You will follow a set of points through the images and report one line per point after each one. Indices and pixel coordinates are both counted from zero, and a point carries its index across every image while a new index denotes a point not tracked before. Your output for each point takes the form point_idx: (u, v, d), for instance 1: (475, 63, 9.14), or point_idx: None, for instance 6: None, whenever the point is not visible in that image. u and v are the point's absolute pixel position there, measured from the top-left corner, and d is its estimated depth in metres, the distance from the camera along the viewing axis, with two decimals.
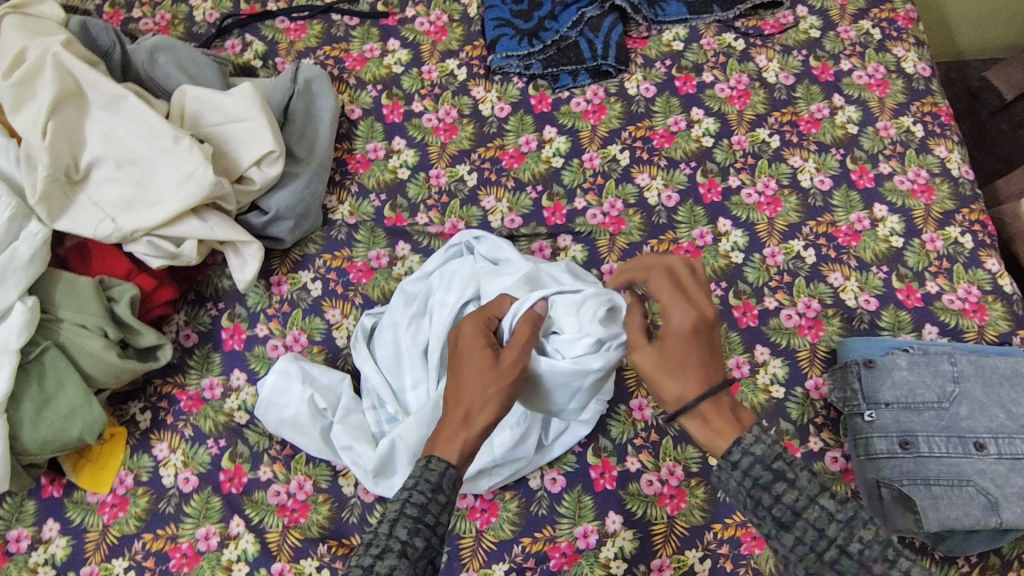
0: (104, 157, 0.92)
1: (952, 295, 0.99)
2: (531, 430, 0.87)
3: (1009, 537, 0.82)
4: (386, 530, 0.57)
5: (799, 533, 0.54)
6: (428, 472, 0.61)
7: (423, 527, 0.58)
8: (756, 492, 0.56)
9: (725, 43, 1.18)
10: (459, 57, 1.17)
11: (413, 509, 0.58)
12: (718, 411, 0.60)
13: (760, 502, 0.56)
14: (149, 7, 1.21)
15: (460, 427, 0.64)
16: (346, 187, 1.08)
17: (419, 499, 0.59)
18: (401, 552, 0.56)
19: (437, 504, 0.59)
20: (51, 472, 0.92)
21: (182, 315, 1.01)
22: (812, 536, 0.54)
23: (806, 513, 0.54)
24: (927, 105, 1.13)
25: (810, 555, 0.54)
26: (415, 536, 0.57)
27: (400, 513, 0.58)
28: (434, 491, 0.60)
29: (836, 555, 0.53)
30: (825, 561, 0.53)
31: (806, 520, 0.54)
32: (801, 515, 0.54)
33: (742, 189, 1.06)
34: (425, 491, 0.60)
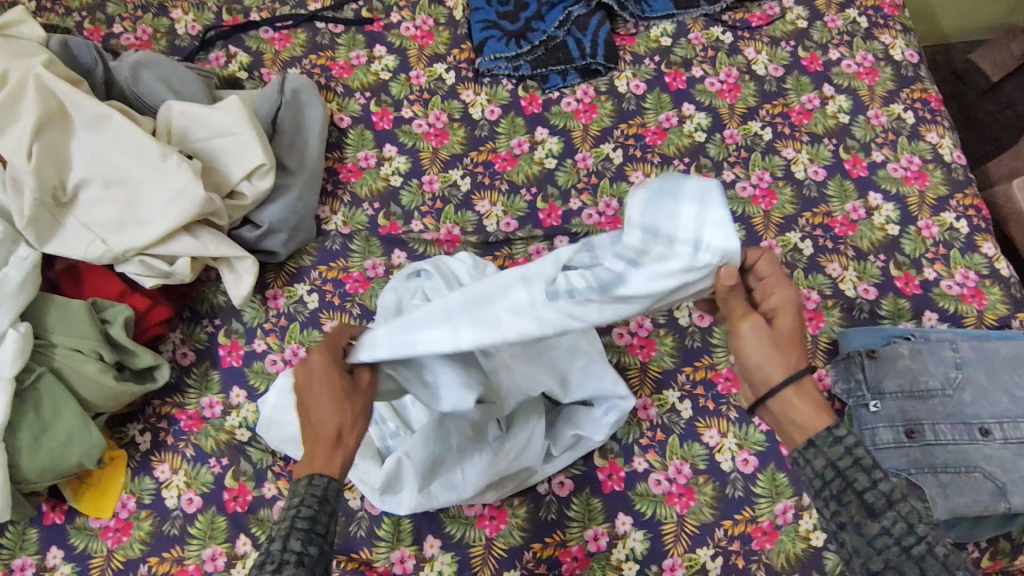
0: (90, 177, 0.91)
1: (950, 281, 0.99)
2: (534, 444, 0.84)
3: (1018, 521, 0.83)
4: (279, 545, 0.53)
5: (888, 523, 0.52)
6: (312, 487, 0.58)
7: (316, 535, 0.55)
8: (851, 474, 0.54)
9: (713, 36, 1.17)
10: (447, 61, 1.16)
11: (303, 522, 0.55)
12: (801, 396, 0.58)
13: (852, 485, 0.53)
14: (130, 22, 1.19)
15: (332, 452, 0.60)
16: (339, 197, 1.07)
17: (308, 512, 0.56)
18: (298, 562, 0.53)
19: (324, 516, 0.57)
20: (51, 498, 0.91)
21: (178, 333, 0.99)
22: (900, 528, 0.51)
23: (899, 505, 0.52)
24: (917, 92, 1.13)
25: (894, 548, 0.51)
26: (308, 545, 0.54)
27: (291, 528, 0.54)
28: (321, 502, 0.57)
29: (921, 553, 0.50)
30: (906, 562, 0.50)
31: (897, 511, 0.52)
32: (892, 505, 0.52)
33: (736, 183, 1.06)
34: (312, 505, 0.57)
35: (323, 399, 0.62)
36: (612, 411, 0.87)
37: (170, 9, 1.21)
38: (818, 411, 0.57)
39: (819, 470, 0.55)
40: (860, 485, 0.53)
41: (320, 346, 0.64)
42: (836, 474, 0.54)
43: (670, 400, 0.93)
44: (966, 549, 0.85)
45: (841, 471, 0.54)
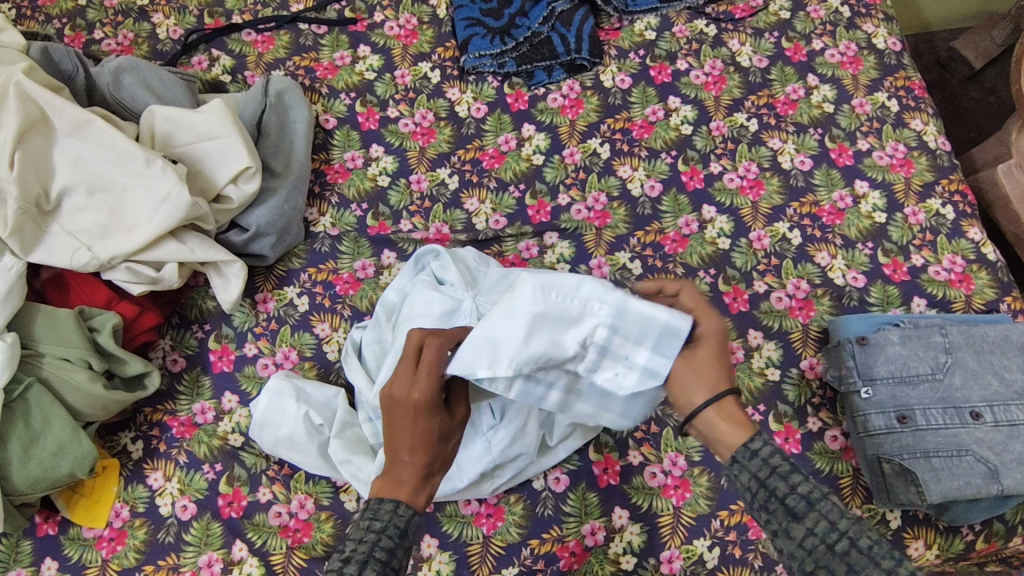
0: (74, 185, 0.90)
1: (938, 267, 1.00)
2: (528, 425, 0.84)
3: (1010, 503, 0.83)
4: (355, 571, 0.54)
5: (811, 524, 0.54)
6: (397, 517, 0.59)
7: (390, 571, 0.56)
8: (772, 481, 0.56)
9: (697, 29, 1.17)
10: (432, 60, 1.16)
11: (382, 553, 0.56)
12: (722, 415, 0.61)
13: (773, 492, 0.55)
14: (110, 27, 1.18)
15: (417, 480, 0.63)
16: (326, 199, 1.06)
17: (388, 543, 0.57)
18: None
19: (401, 549, 0.58)
20: (44, 509, 0.90)
21: (168, 340, 0.98)
22: (824, 527, 0.53)
23: (821, 505, 0.54)
24: (900, 80, 1.14)
25: (822, 547, 0.53)
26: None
27: (369, 556, 0.55)
28: (401, 536, 0.58)
29: (846, 547, 0.52)
30: (836, 553, 0.52)
31: (819, 511, 0.54)
32: (815, 505, 0.54)
33: (724, 175, 1.06)
34: (393, 535, 0.57)
35: (407, 436, 0.64)
36: None
37: (151, 14, 1.20)
38: (726, 430, 0.60)
39: (746, 484, 0.58)
40: (781, 491, 0.55)
41: (409, 383, 0.65)
42: (760, 484, 0.56)
43: None
44: (960, 532, 0.86)
45: (763, 480, 0.56)
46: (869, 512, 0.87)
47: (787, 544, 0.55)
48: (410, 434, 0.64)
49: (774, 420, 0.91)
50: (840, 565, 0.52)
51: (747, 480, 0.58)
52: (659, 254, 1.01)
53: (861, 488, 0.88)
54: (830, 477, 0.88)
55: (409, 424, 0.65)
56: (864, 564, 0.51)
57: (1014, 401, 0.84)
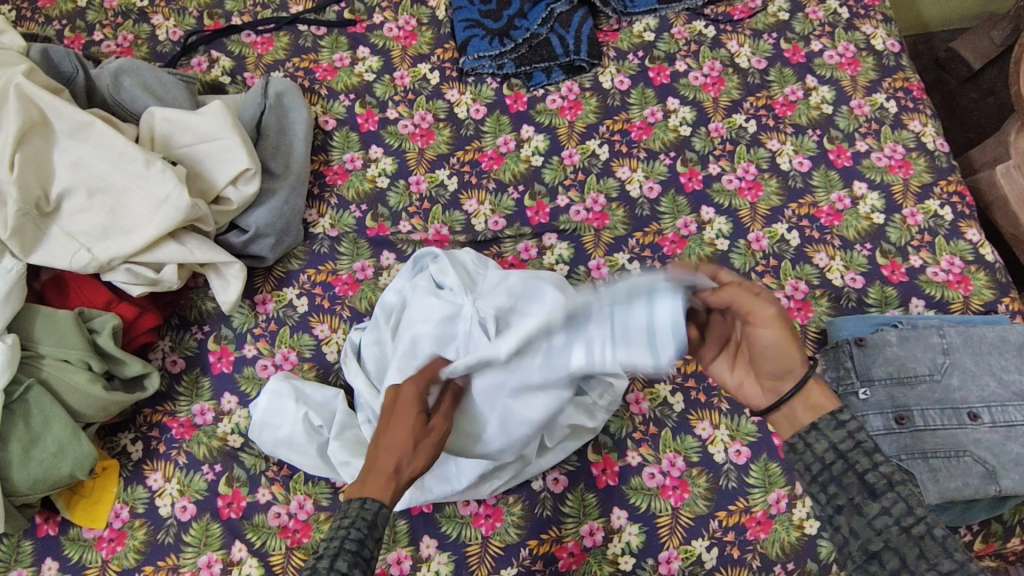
0: (74, 186, 0.90)
1: (936, 268, 1.00)
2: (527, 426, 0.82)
3: (1008, 504, 0.83)
4: (326, 564, 0.57)
5: (886, 503, 0.58)
6: (363, 510, 0.62)
7: (362, 560, 0.59)
8: (853, 456, 0.62)
9: (696, 30, 1.18)
10: (431, 61, 1.16)
11: (351, 544, 0.59)
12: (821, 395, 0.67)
13: (853, 466, 0.62)
14: (110, 29, 1.19)
15: (387, 480, 0.65)
16: (326, 200, 1.06)
17: (358, 534, 0.60)
18: None
19: (373, 540, 0.61)
20: (44, 510, 0.90)
21: (167, 341, 0.99)
22: (899, 509, 0.58)
23: (900, 488, 0.59)
24: (899, 81, 1.14)
25: (894, 527, 0.57)
26: (353, 568, 0.58)
27: (340, 548, 0.59)
28: (371, 528, 0.61)
29: (921, 530, 0.56)
30: (912, 535, 0.56)
31: (896, 492, 0.59)
32: (893, 486, 0.59)
33: (722, 176, 1.07)
34: (362, 527, 0.60)
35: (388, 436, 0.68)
36: (606, 394, 0.87)
37: (151, 15, 1.20)
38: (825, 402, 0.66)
39: (820, 453, 0.64)
40: (862, 466, 0.61)
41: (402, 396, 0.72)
42: (839, 456, 0.63)
43: (662, 394, 0.93)
44: (958, 533, 0.86)
45: (843, 453, 0.63)
46: None
47: (857, 520, 0.59)
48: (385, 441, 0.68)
49: None
50: (911, 547, 0.56)
51: (823, 450, 0.64)
52: (657, 255, 1.01)
53: None
54: None
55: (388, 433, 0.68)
56: (935, 550, 0.55)
57: (1013, 402, 0.84)
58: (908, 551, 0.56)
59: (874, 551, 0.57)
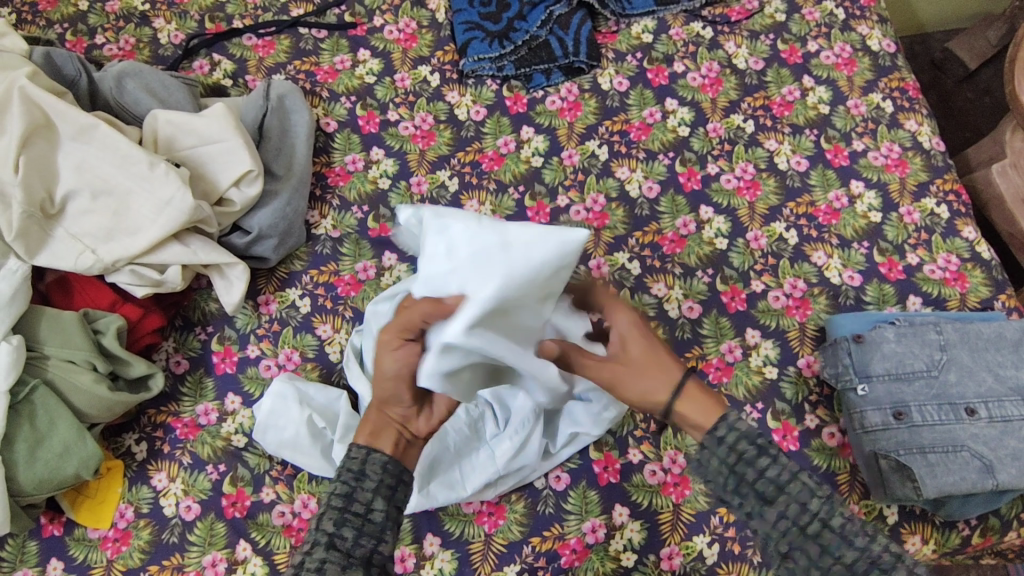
0: (78, 189, 0.91)
1: (933, 265, 1.01)
2: (530, 437, 0.86)
3: (1006, 498, 0.84)
4: (315, 525, 0.59)
5: (782, 507, 0.58)
6: (350, 462, 0.64)
7: (351, 516, 0.59)
8: (740, 469, 0.60)
9: (694, 32, 1.19)
10: (431, 63, 1.17)
11: (337, 502, 0.60)
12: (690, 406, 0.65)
13: (743, 479, 0.59)
14: (112, 32, 1.19)
15: (380, 419, 0.71)
16: (328, 202, 1.07)
17: (343, 491, 0.61)
18: (328, 544, 0.58)
19: (363, 493, 0.61)
20: (50, 510, 0.91)
21: (171, 342, 0.99)
22: (794, 510, 0.58)
23: (789, 488, 0.58)
24: (894, 81, 1.15)
25: (793, 529, 0.58)
26: (340, 527, 0.59)
27: (326, 507, 0.60)
28: (357, 478, 0.63)
29: (818, 528, 0.57)
30: (808, 534, 0.57)
31: (788, 494, 0.58)
32: (784, 490, 0.58)
33: (721, 176, 1.08)
34: (348, 482, 0.62)
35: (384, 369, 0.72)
36: (613, 403, 0.88)
37: (152, 19, 1.21)
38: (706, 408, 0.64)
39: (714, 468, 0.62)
40: (749, 477, 0.59)
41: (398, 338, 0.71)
42: (728, 472, 0.60)
43: None
44: (956, 527, 0.87)
45: (732, 468, 0.60)
46: (867, 508, 0.87)
47: (762, 526, 0.59)
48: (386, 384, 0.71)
49: (772, 417, 0.92)
50: (814, 545, 0.57)
51: (716, 466, 0.61)
52: (657, 255, 1.02)
53: (859, 485, 0.89)
54: (829, 473, 0.89)
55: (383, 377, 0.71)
56: (836, 542, 0.57)
57: (1009, 397, 0.85)
58: (811, 549, 0.57)
59: (783, 551, 0.58)
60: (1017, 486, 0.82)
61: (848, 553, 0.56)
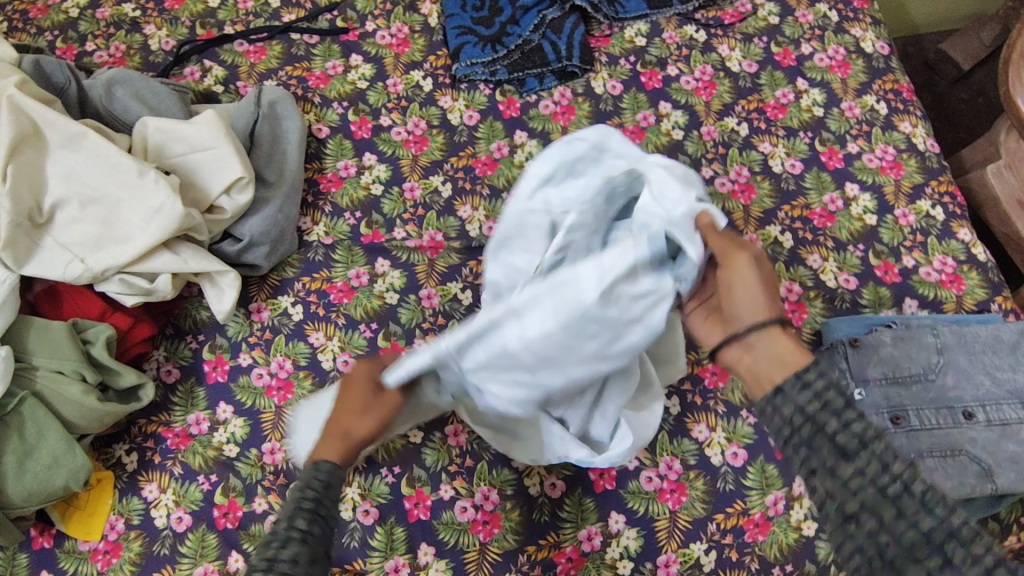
0: (66, 198, 0.90)
1: (929, 268, 1.01)
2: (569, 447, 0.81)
3: (1004, 503, 0.83)
4: (284, 525, 0.55)
5: (862, 464, 0.53)
6: (317, 472, 0.59)
7: (319, 517, 0.56)
8: (821, 418, 0.56)
9: (687, 35, 1.18)
10: (424, 68, 1.16)
11: (308, 502, 0.57)
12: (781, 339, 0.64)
13: (823, 428, 0.55)
14: (102, 39, 1.19)
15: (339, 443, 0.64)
16: (320, 208, 1.06)
17: (313, 492, 0.58)
18: (301, 541, 0.54)
19: (329, 497, 0.59)
20: (40, 522, 0.90)
21: (162, 350, 0.98)
22: (875, 468, 0.53)
23: (873, 446, 0.54)
24: (889, 83, 1.14)
25: (870, 489, 0.53)
26: (312, 526, 0.55)
27: (296, 509, 0.56)
28: (325, 486, 0.59)
29: (898, 491, 0.52)
30: (887, 496, 0.52)
31: (872, 451, 0.54)
32: (867, 446, 0.54)
33: (715, 179, 1.07)
34: (318, 484, 0.58)
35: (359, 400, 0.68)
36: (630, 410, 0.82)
37: (143, 26, 1.20)
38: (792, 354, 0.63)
39: (788, 417, 0.58)
40: (830, 428, 0.55)
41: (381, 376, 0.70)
42: (805, 419, 0.57)
43: None
44: None
45: (811, 416, 0.56)
46: None
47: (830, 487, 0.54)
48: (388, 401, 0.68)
49: None
50: (891, 507, 0.52)
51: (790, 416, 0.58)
52: None
53: None
54: None
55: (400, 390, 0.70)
56: (915, 507, 0.51)
57: (1007, 400, 0.85)
58: (886, 512, 0.52)
59: (851, 513, 0.53)
60: (1016, 490, 0.81)
61: (926, 518, 0.51)
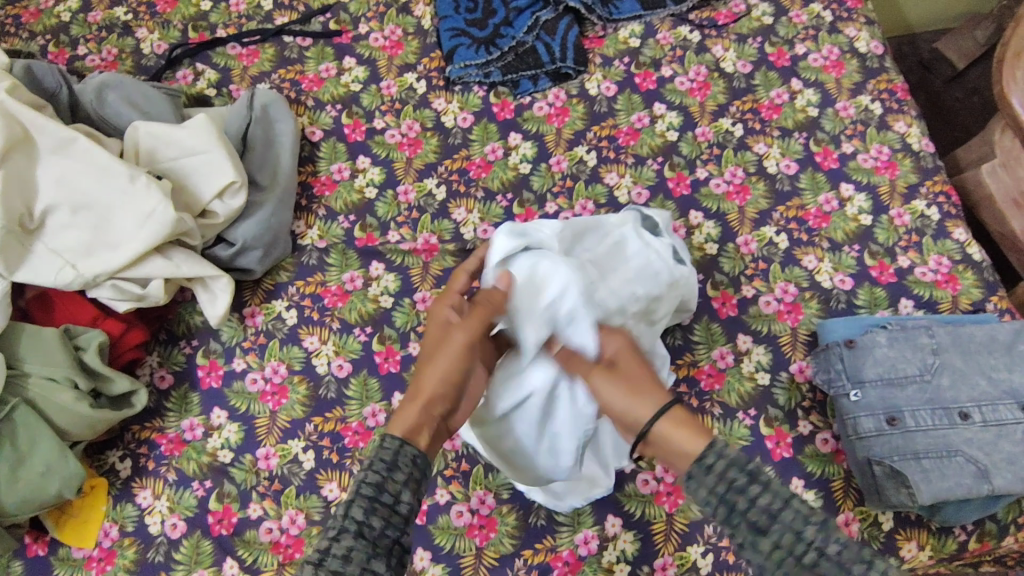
0: (58, 203, 0.89)
1: (924, 268, 1.00)
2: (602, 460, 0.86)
3: (1002, 503, 0.83)
4: (343, 512, 0.58)
5: (776, 537, 0.55)
6: (383, 450, 0.64)
7: (380, 506, 0.59)
8: (730, 498, 0.57)
9: (681, 36, 1.18)
10: (417, 70, 1.16)
11: (368, 489, 0.59)
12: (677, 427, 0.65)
13: (734, 508, 0.57)
14: (94, 43, 1.18)
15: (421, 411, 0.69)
16: (314, 212, 1.06)
17: (374, 478, 0.60)
18: (357, 531, 0.57)
19: (394, 483, 0.61)
20: (34, 530, 0.90)
21: (155, 356, 0.98)
22: (789, 539, 0.55)
23: (782, 516, 0.55)
24: (883, 83, 1.14)
25: (789, 560, 0.54)
26: (371, 516, 0.58)
27: (356, 494, 0.59)
28: (390, 468, 0.62)
29: (814, 558, 0.54)
30: (804, 565, 0.54)
31: (781, 523, 0.55)
32: (776, 519, 0.55)
33: (710, 180, 1.07)
34: (379, 470, 0.61)
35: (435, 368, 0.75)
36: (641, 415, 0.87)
37: (135, 29, 1.20)
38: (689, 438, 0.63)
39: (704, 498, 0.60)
40: (740, 507, 0.56)
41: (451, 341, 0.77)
42: (719, 500, 0.58)
43: None
44: (953, 533, 0.86)
45: (721, 497, 0.58)
46: (861, 514, 0.87)
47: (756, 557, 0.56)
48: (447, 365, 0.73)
49: (765, 424, 0.91)
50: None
51: (706, 496, 0.59)
52: None
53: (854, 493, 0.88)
54: (822, 480, 0.88)
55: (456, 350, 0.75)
56: (833, 571, 0.53)
57: (1003, 400, 0.84)
58: None
59: None
60: (1012, 491, 0.81)
61: None
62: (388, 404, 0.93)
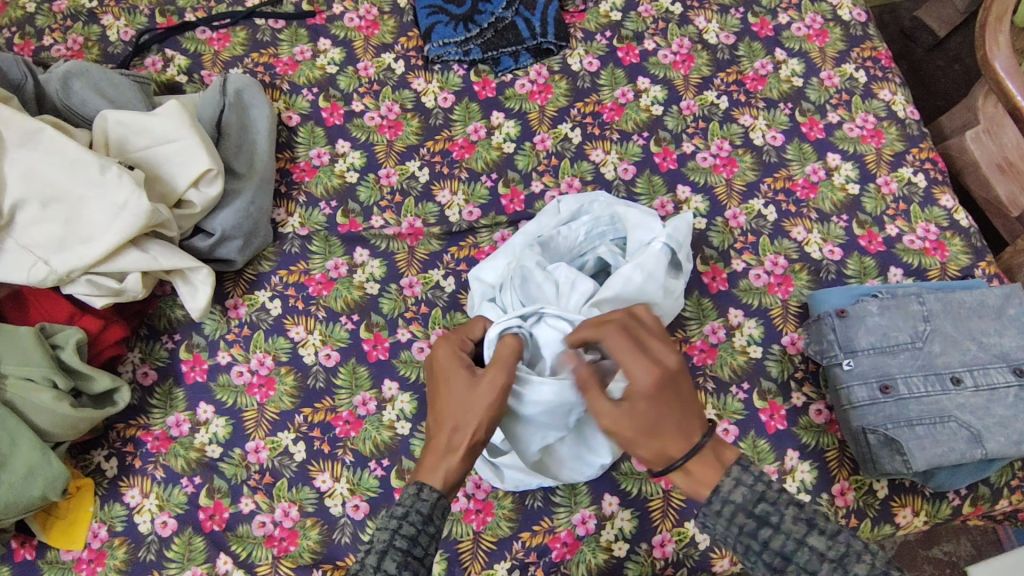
0: (26, 198, 0.86)
1: (912, 235, 1.00)
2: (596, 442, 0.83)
3: (994, 466, 0.84)
4: (375, 563, 0.58)
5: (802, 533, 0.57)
6: (420, 501, 0.62)
7: (412, 559, 0.59)
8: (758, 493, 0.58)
9: (663, 8, 1.16)
10: (395, 50, 1.13)
11: (403, 542, 0.59)
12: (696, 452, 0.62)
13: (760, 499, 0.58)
14: (59, 32, 1.14)
15: (455, 464, 0.64)
16: (294, 199, 1.03)
17: (410, 530, 0.60)
18: None
19: (426, 535, 0.60)
20: (20, 533, 0.87)
21: (137, 352, 0.96)
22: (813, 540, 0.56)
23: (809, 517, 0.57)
24: (867, 51, 1.13)
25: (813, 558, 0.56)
26: (403, 569, 0.58)
27: (389, 546, 0.58)
28: (424, 521, 0.61)
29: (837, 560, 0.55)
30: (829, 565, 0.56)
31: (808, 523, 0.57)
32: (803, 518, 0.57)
33: (697, 154, 1.06)
34: (416, 522, 0.60)
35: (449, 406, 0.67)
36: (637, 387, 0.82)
37: (100, 16, 1.15)
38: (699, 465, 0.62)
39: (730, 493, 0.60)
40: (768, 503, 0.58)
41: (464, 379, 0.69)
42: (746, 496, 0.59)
43: None
44: (947, 497, 0.87)
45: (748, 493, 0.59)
46: (856, 483, 0.87)
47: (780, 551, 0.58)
48: (450, 418, 0.66)
49: (758, 397, 0.91)
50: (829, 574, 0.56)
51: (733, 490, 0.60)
52: None
53: (848, 462, 0.89)
54: (817, 451, 0.88)
55: (450, 403, 0.67)
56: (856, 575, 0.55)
57: (994, 365, 0.85)
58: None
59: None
60: (1005, 454, 0.81)
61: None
62: (379, 392, 0.92)
